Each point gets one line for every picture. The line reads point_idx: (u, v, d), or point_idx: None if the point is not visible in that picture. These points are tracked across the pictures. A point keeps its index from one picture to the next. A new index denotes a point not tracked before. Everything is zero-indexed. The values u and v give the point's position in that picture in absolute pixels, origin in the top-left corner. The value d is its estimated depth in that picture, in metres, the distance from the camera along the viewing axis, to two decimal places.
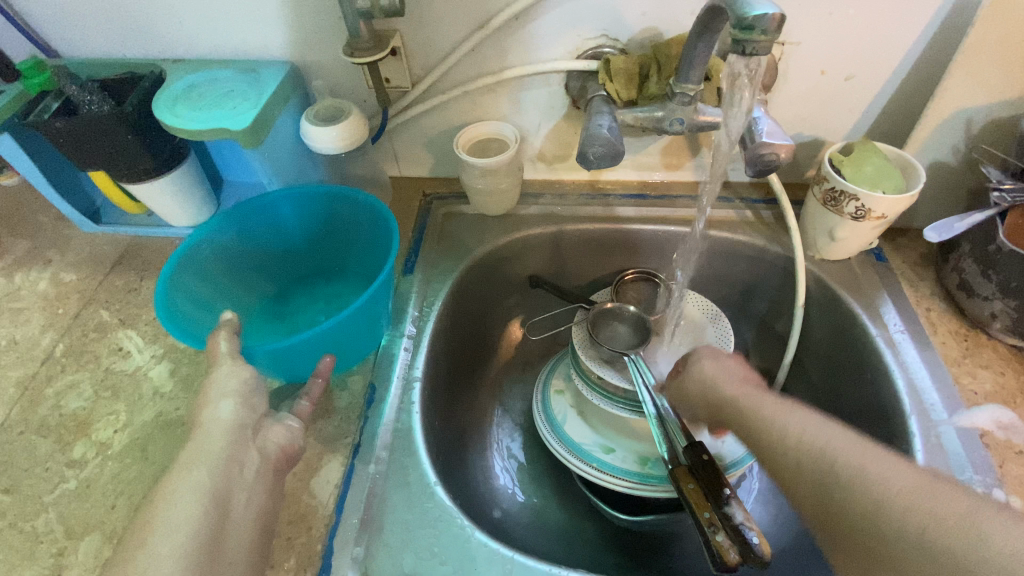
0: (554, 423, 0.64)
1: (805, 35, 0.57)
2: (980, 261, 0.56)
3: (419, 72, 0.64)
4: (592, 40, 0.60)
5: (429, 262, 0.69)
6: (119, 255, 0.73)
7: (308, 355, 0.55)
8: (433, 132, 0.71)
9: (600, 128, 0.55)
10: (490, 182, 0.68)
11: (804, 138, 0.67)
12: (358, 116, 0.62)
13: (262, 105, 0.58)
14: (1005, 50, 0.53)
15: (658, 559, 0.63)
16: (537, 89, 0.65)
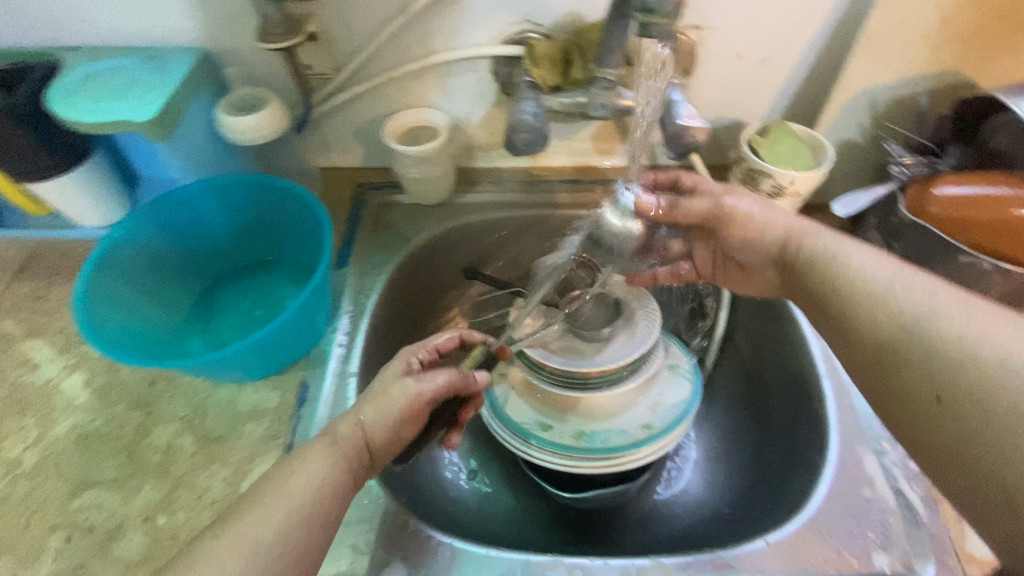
0: (497, 407, 0.67)
1: (720, 20, 0.59)
2: (885, 233, 0.60)
3: (341, 59, 0.62)
4: (516, 25, 0.60)
5: (363, 254, 0.67)
6: (24, 260, 0.68)
7: (248, 357, 0.52)
8: (362, 120, 0.69)
9: (524, 113, 0.56)
10: (423, 170, 0.67)
11: (726, 121, 0.69)
12: (277, 105, 0.60)
13: (168, 95, 0.54)
14: (900, 33, 0.57)
15: (603, 534, 0.65)
16: (465, 75, 0.65)
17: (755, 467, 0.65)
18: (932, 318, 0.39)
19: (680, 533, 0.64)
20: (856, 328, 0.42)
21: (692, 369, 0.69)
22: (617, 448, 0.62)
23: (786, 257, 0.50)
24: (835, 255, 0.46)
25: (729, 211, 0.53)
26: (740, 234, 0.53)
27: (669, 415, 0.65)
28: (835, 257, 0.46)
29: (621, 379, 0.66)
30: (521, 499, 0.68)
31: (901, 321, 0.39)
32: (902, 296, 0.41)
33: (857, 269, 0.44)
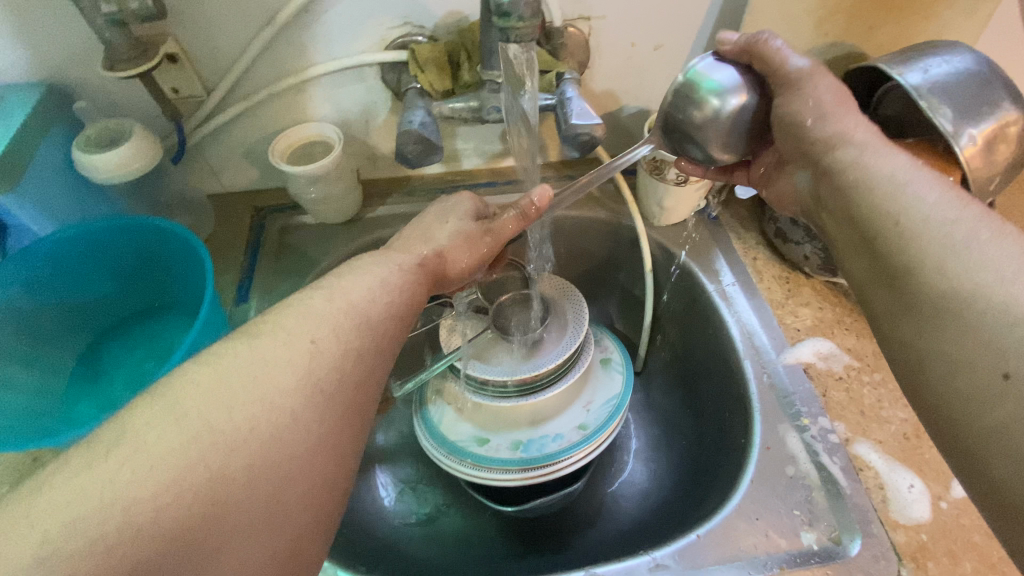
0: (431, 426, 0.65)
1: (607, 9, 0.57)
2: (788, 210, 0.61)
3: (211, 79, 0.57)
4: (398, 29, 0.57)
5: (267, 285, 0.63)
6: None
7: None
8: (249, 141, 0.64)
9: (412, 123, 0.52)
10: (321, 189, 0.63)
11: (631, 110, 0.68)
12: (143, 137, 0.55)
13: (10, 141, 0.48)
14: (782, 10, 0.57)
15: (552, 539, 0.65)
16: (352, 85, 0.61)
17: (692, 452, 0.65)
18: (986, 277, 0.33)
19: (627, 527, 0.64)
20: (906, 268, 0.36)
21: (623, 362, 0.69)
22: (552, 454, 0.61)
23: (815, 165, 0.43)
24: (887, 173, 0.38)
25: (806, 131, 0.42)
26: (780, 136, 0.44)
27: (603, 412, 0.65)
28: (864, 181, 0.39)
29: (552, 383, 0.65)
30: (466, 515, 0.66)
31: (947, 274, 0.34)
32: (950, 245, 0.35)
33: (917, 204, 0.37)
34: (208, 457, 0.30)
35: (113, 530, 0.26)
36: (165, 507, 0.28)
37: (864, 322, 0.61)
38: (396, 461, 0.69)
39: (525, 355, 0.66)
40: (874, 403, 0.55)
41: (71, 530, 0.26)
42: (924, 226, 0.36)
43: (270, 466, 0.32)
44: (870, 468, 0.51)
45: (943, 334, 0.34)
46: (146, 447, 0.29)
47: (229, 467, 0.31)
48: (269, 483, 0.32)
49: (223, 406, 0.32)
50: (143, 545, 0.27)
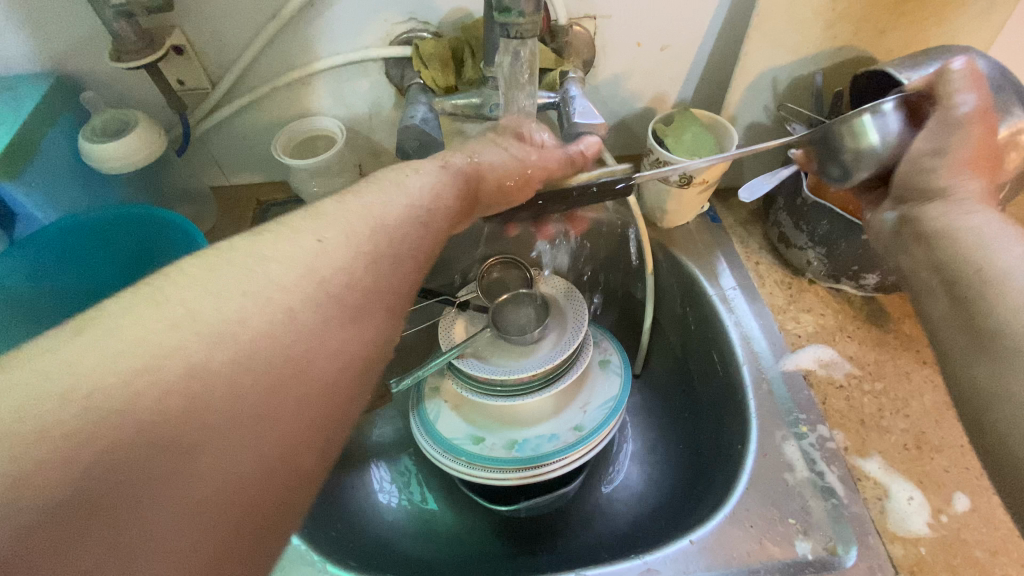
0: (426, 423, 0.65)
1: (613, 8, 0.57)
2: (792, 214, 0.60)
3: (217, 71, 0.58)
4: (403, 25, 0.57)
5: None
6: None
7: None
8: (254, 134, 0.64)
9: (414, 119, 0.52)
10: (323, 183, 0.63)
11: (635, 111, 0.67)
12: (149, 128, 0.55)
13: (18, 129, 0.49)
14: (790, 12, 0.56)
15: (545, 540, 0.64)
16: (356, 80, 0.61)
17: (688, 457, 0.65)
18: None
19: (620, 531, 0.64)
20: (966, 305, 0.38)
21: (621, 363, 0.69)
22: (546, 454, 0.61)
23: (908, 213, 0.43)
24: (978, 227, 0.39)
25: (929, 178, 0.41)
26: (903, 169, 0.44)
27: (600, 413, 0.64)
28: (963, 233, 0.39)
29: (549, 383, 0.64)
30: (460, 512, 0.66)
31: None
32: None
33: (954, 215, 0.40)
34: (193, 348, 0.27)
35: (74, 416, 0.24)
36: (134, 399, 0.25)
37: (868, 330, 0.60)
38: (392, 457, 0.70)
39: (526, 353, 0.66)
40: (874, 412, 0.54)
41: (22, 413, 0.23)
42: (954, 232, 0.40)
43: (258, 375, 0.29)
44: (869, 478, 0.50)
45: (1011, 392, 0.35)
46: (124, 330, 0.27)
47: (212, 367, 0.27)
48: (251, 413, 0.28)
49: (214, 297, 0.30)
50: (104, 443, 0.24)
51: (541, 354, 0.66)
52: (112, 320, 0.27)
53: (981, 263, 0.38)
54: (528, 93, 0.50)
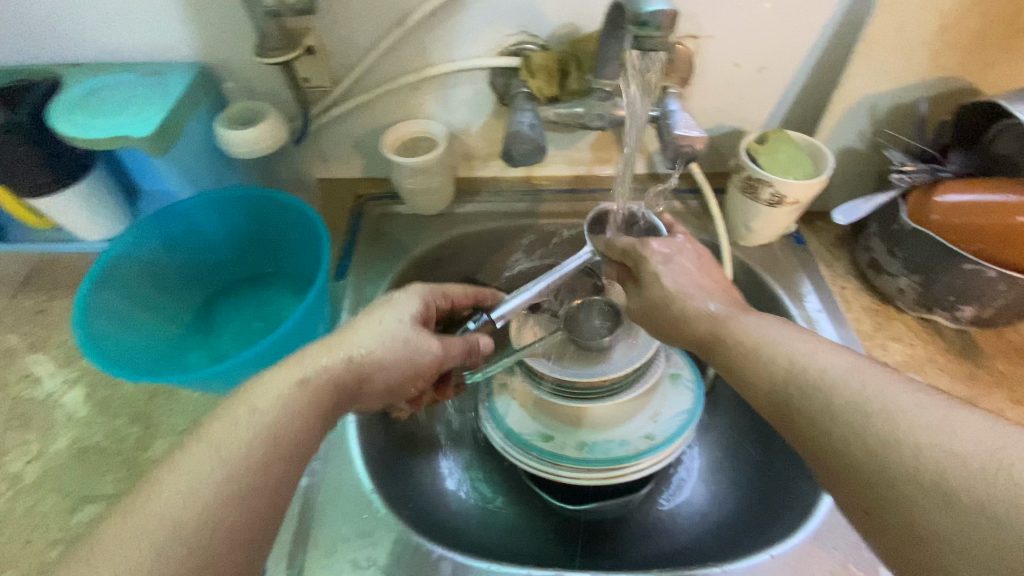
0: (498, 416, 0.67)
1: (717, 29, 0.59)
2: (885, 240, 0.59)
3: (339, 72, 0.63)
4: (513, 37, 0.60)
5: (363, 266, 0.68)
6: (27, 275, 0.69)
7: (248, 373, 0.53)
8: (360, 132, 0.69)
9: (521, 124, 0.55)
10: (420, 181, 0.67)
11: (725, 129, 0.69)
12: (275, 119, 0.60)
13: (170, 110, 0.55)
14: (899, 39, 0.56)
15: (606, 545, 0.65)
16: (462, 87, 0.65)
17: (758, 478, 0.64)
18: (903, 417, 0.33)
19: (684, 544, 0.63)
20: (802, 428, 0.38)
21: (693, 378, 0.69)
22: (617, 458, 0.62)
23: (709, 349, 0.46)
24: (785, 345, 0.41)
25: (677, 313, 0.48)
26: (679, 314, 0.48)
27: (671, 425, 0.65)
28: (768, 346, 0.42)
29: (622, 390, 0.65)
30: (523, 509, 0.68)
31: (889, 434, 0.33)
32: (867, 404, 0.35)
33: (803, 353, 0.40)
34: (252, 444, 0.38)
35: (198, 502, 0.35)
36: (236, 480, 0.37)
37: (959, 364, 0.58)
38: (459, 448, 0.72)
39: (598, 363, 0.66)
40: None
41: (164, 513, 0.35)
42: (828, 378, 0.37)
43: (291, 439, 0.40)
44: None
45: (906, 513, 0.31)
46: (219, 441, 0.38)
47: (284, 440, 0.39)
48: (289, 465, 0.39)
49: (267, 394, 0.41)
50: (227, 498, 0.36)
51: (614, 364, 0.66)
52: (230, 413, 0.40)
53: (930, 388, 0.36)
54: (647, 101, 0.51)
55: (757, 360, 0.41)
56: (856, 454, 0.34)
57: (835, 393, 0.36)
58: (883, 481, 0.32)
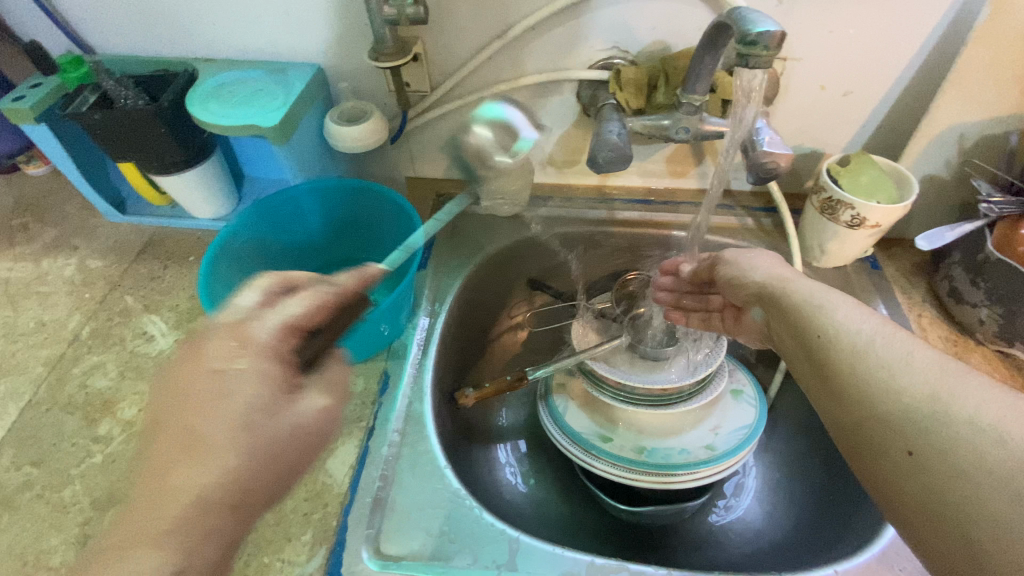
0: (556, 414, 0.69)
1: (807, 52, 0.60)
2: (969, 270, 0.59)
3: (437, 78, 0.68)
4: (604, 52, 0.64)
5: (442, 260, 0.72)
6: (144, 244, 0.77)
7: (341, 347, 0.57)
8: (448, 134, 0.74)
9: (610, 134, 0.58)
10: (502, 183, 0.71)
11: (803, 150, 0.70)
12: (378, 118, 0.66)
13: (290, 104, 0.61)
14: (996, 71, 0.56)
15: (658, 551, 0.65)
16: (549, 97, 0.69)
17: (818, 499, 0.64)
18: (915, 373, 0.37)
19: (736, 558, 0.63)
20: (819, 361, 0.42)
21: (755, 395, 0.69)
22: (676, 465, 0.63)
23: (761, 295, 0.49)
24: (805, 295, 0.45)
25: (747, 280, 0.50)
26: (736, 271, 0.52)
27: (731, 438, 0.65)
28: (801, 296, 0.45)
29: (683, 400, 0.67)
30: (576, 507, 0.69)
31: (897, 379, 0.37)
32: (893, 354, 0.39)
33: (836, 316, 0.42)
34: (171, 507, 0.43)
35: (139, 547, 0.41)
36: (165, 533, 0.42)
37: None
38: (516, 441, 0.74)
39: (656, 367, 0.69)
40: None
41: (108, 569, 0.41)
42: (844, 327, 0.41)
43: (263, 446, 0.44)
44: None
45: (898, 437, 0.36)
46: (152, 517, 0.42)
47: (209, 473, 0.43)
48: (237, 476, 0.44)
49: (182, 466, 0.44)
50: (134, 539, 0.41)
51: (672, 368, 0.68)
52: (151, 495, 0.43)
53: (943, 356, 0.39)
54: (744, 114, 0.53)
55: (796, 302, 0.45)
56: (868, 392, 0.38)
57: (873, 360, 0.39)
58: (880, 424, 0.37)
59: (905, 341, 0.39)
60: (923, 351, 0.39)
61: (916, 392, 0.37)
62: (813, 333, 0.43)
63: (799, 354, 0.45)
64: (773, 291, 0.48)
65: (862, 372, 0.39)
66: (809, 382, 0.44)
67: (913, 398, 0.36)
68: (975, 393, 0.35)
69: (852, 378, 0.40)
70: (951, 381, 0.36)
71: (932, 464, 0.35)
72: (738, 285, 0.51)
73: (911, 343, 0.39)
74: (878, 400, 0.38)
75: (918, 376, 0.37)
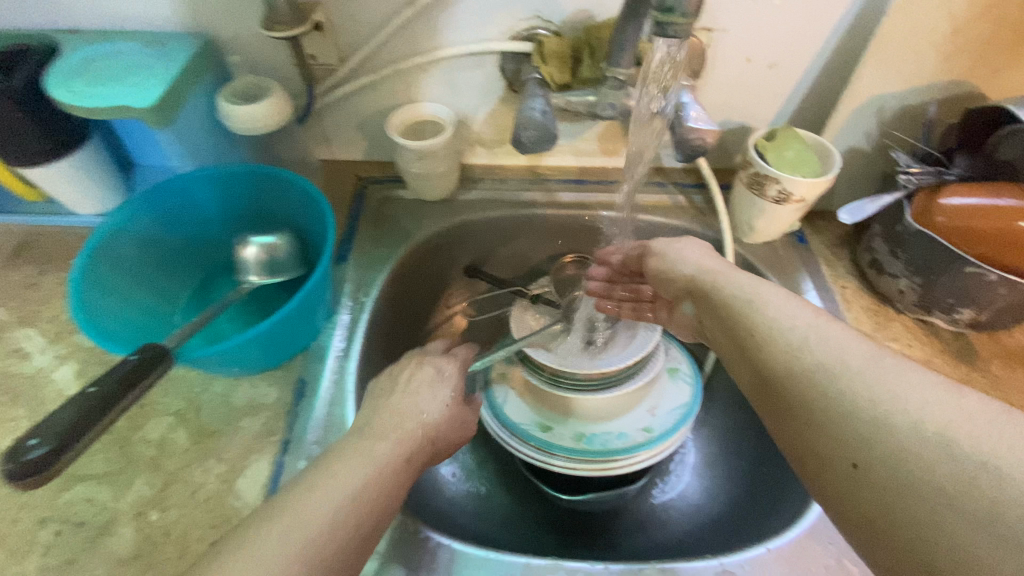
0: (495, 406, 0.66)
1: (731, 22, 0.58)
2: (888, 241, 0.60)
3: (346, 50, 0.61)
4: (525, 22, 0.59)
5: (364, 249, 0.67)
6: (15, 246, 0.67)
7: (247, 354, 0.51)
8: (365, 113, 0.68)
9: (532, 111, 0.54)
10: (426, 166, 0.66)
11: (731, 125, 0.69)
12: (280, 96, 0.59)
13: (169, 81, 0.53)
14: (912, 41, 0.56)
15: (601, 537, 0.64)
16: (471, 71, 0.64)
17: (752, 472, 0.65)
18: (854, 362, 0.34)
19: (677, 538, 0.63)
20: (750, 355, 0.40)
21: (691, 373, 0.69)
22: (617, 451, 0.61)
23: (693, 287, 0.48)
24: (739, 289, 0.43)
25: (683, 272, 0.49)
26: (664, 264, 0.51)
27: (669, 419, 0.64)
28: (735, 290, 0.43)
29: (619, 382, 0.65)
30: (518, 499, 0.67)
31: (830, 373, 0.34)
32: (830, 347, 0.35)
33: (767, 313, 0.40)
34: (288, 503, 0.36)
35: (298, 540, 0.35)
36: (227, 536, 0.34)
37: (954, 366, 0.59)
38: None
39: (598, 352, 0.66)
40: None
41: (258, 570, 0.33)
42: (773, 322, 0.39)
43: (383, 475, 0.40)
44: None
45: (839, 437, 0.32)
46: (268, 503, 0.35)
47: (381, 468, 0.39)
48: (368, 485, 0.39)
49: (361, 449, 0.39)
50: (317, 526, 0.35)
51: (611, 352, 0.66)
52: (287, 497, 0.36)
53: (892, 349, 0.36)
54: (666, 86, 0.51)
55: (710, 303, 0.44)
56: (812, 391, 0.34)
57: (807, 359, 0.36)
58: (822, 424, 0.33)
59: (840, 330, 0.36)
60: (861, 347, 0.35)
61: (856, 387, 0.33)
62: (745, 332, 0.41)
63: (731, 352, 0.42)
64: (703, 284, 0.46)
65: (798, 363, 0.36)
66: (746, 385, 0.41)
67: (849, 398, 0.33)
68: (916, 390, 0.31)
69: (786, 378, 0.36)
70: (890, 378, 0.32)
71: (882, 468, 0.30)
72: (670, 277, 0.50)
73: (849, 337, 0.36)
74: (812, 392, 0.34)
75: (855, 367, 0.34)
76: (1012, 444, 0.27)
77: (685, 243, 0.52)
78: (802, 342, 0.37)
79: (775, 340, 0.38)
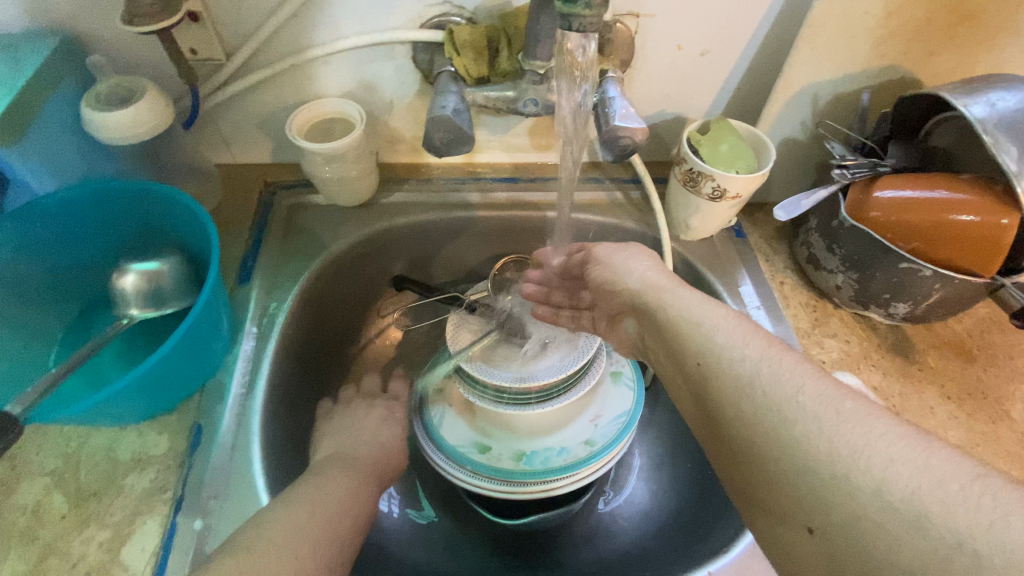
0: (429, 428, 0.62)
1: (659, 7, 0.54)
2: (825, 236, 0.58)
3: (232, 42, 0.54)
4: (436, 7, 0.53)
5: (273, 266, 0.60)
6: None
7: (130, 403, 0.45)
8: (265, 112, 0.60)
9: (443, 108, 0.48)
10: (338, 170, 0.59)
11: (666, 116, 0.65)
12: (155, 98, 0.51)
13: (16, 92, 0.45)
14: (844, 25, 0.54)
15: (547, 555, 0.62)
16: (380, 63, 0.57)
17: (698, 477, 0.63)
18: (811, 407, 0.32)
19: (623, 550, 0.61)
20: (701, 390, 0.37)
21: (634, 377, 0.66)
22: (558, 468, 0.58)
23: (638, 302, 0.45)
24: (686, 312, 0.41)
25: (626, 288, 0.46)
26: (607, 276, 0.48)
27: (611, 429, 0.62)
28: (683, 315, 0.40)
29: (558, 395, 0.61)
30: (460, 522, 0.64)
31: (784, 421, 0.32)
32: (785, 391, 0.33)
33: (712, 337, 0.37)
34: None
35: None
36: None
37: (893, 360, 0.58)
38: None
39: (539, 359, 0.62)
40: None
41: None
42: (721, 355, 0.36)
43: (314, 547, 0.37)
44: None
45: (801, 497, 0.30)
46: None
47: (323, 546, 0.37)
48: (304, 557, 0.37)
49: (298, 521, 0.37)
50: None
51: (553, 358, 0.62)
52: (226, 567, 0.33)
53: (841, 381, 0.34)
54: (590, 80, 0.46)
55: None
56: (769, 442, 0.32)
57: (760, 399, 0.33)
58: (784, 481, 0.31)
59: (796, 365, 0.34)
60: (820, 387, 0.32)
61: (814, 439, 0.31)
62: (692, 360, 0.38)
63: (679, 380, 0.40)
64: (648, 301, 0.44)
65: (751, 407, 0.33)
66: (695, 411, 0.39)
67: (806, 451, 0.30)
68: (878, 445, 0.29)
69: (738, 423, 0.34)
70: (851, 428, 0.30)
71: (846, 534, 0.28)
72: (614, 289, 0.48)
73: (804, 375, 0.34)
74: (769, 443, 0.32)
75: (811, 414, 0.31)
76: (991, 522, 0.25)
77: (630, 252, 0.49)
78: (754, 379, 0.34)
79: (727, 376, 0.35)
